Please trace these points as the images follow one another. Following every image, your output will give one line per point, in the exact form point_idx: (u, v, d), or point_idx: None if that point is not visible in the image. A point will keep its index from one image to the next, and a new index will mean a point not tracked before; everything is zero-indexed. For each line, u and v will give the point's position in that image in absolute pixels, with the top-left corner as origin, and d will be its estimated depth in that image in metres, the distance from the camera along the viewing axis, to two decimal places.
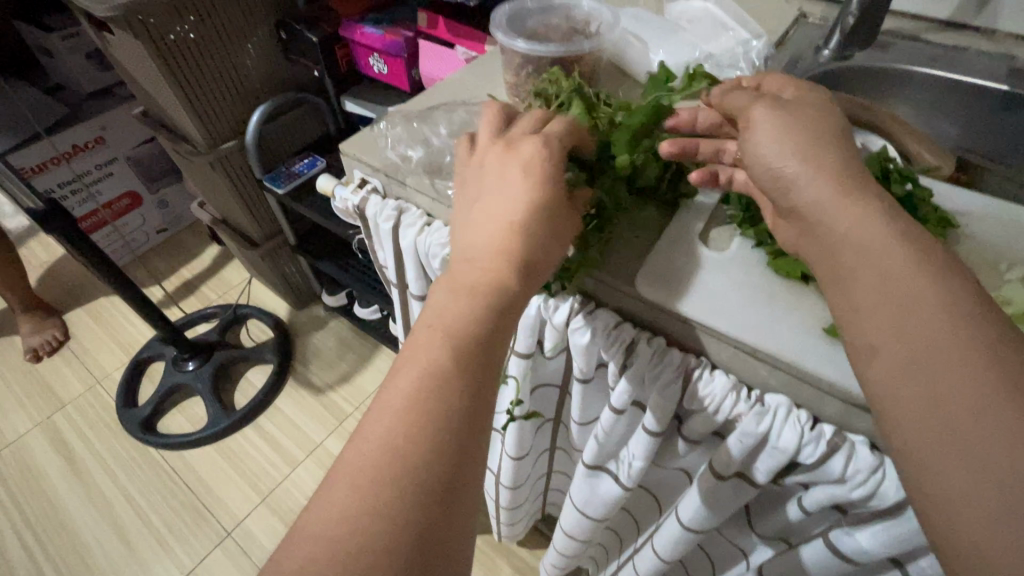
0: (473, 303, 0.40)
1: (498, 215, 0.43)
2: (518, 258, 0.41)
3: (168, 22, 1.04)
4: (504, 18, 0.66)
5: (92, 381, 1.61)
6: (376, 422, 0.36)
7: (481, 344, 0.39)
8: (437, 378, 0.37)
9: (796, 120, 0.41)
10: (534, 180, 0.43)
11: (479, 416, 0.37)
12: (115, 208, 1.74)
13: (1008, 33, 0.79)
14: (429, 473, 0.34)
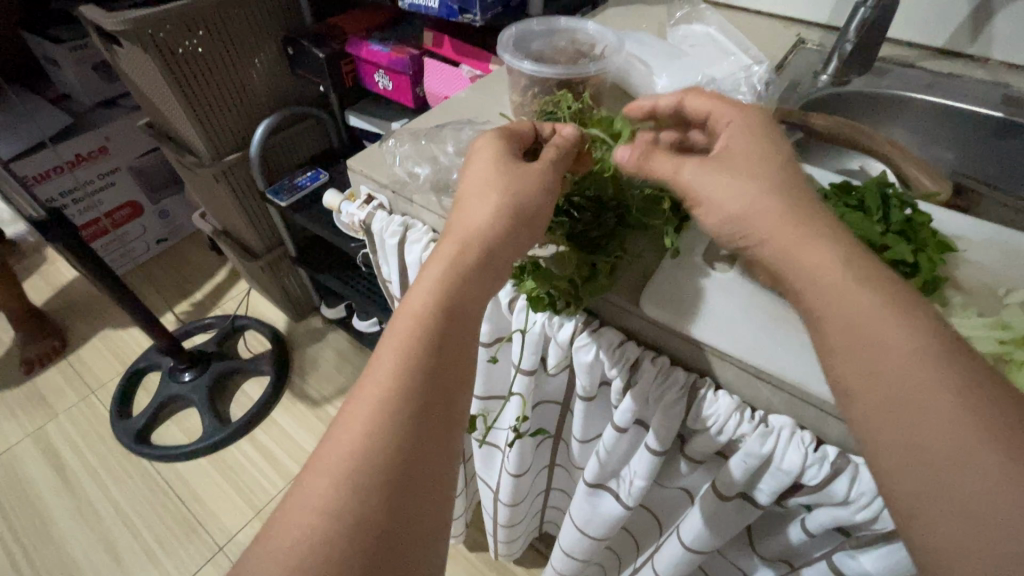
0: (424, 291, 0.42)
1: (456, 208, 0.47)
2: (477, 244, 0.44)
3: (177, 36, 1.05)
4: (511, 40, 0.68)
5: (86, 391, 1.60)
6: (348, 413, 0.38)
7: (433, 329, 0.41)
8: (391, 368, 0.39)
9: (725, 184, 0.42)
10: (488, 171, 0.47)
11: (434, 402, 0.39)
12: (116, 217, 1.74)
13: (1003, 61, 0.81)
14: (386, 460, 0.36)
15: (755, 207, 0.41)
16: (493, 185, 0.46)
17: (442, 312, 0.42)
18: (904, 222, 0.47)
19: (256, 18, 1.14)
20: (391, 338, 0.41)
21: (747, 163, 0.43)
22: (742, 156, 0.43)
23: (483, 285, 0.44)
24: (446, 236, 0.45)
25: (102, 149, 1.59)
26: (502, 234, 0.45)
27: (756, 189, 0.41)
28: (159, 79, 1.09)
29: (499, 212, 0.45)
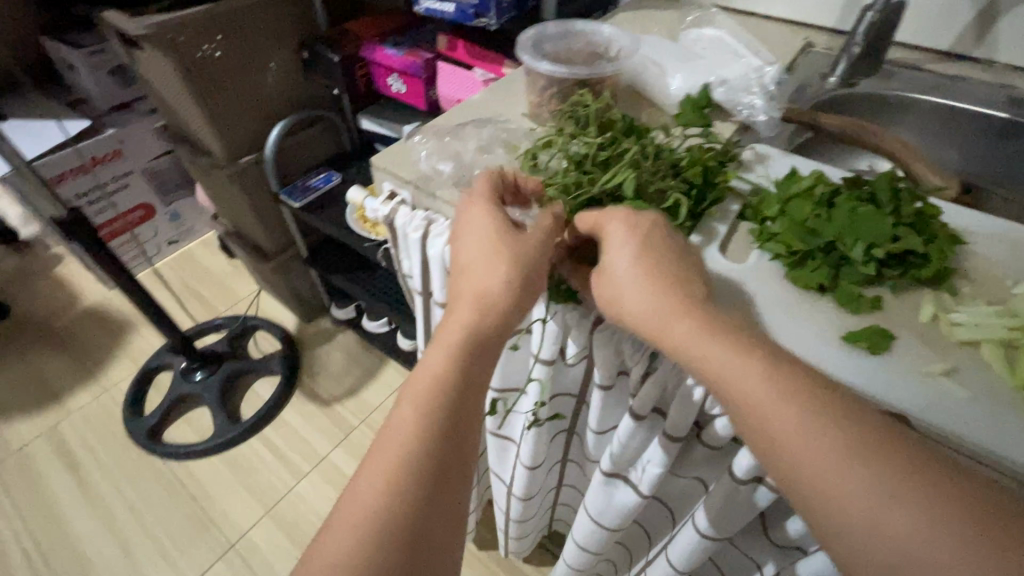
0: (440, 357, 0.47)
1: (460, 277, 0.51)
2: (485, 311, 0.49)
3: (196, 41, 1.08)
4: (528, 42, 0.70)
5: (99, 391, 1.61)
6: (371, 467, 0.42)
7: (449, 393, 0.46)
8: (410, 430, 0.44)
9: (603, 288, 0.48)
10: (492, 239, 0.51)
11: (448, 462, 0.44)
12: (130, 219, 1.77)
13: (1006, 64, 0.83)
14: (405, 515, 0.40)
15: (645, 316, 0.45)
16: (498, 255, 0.50)
17: (455, 378, 0.46)
18: (914, 214, 0.49)
19: (273, 23, 1.17)
20: (409, 401, 0.45)
21: (627, 270, 0.47)
22: (624, 261, 0.47)
23: (489, 351, 0.49)
24: (455, 304, 0.50)
25: (117, 152, 1.60)
26: (506, 300, 0.49)
27: (633, 298, 0.46)
28: (177, 82, 1.12)
29: (507, 282, 0.49)
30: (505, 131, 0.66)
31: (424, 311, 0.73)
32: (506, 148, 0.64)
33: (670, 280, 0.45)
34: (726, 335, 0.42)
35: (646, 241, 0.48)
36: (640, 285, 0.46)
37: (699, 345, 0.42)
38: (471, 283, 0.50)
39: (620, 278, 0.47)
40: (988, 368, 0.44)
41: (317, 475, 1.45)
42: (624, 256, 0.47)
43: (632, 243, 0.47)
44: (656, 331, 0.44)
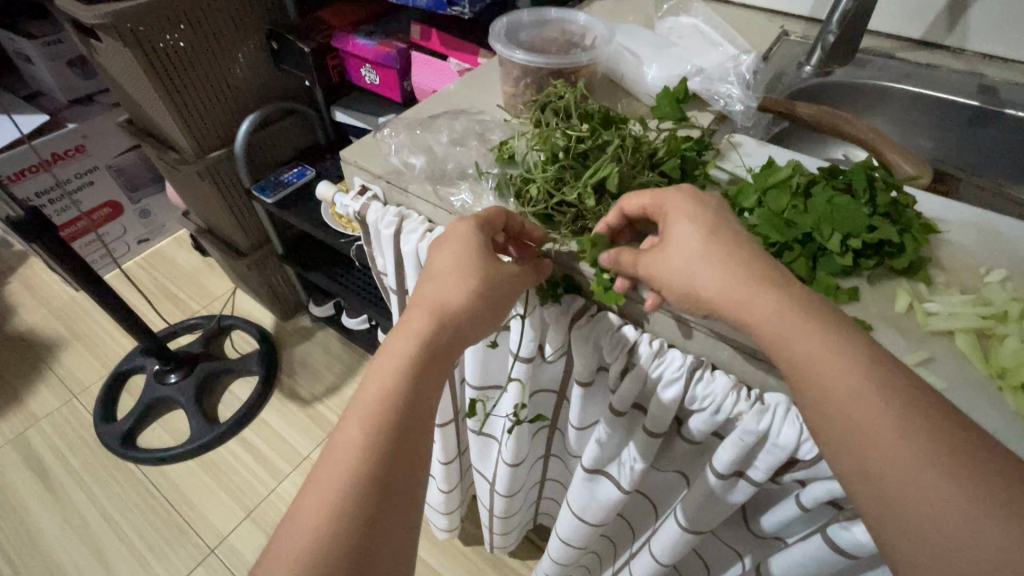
0: (392, 368, 0.45)
1: (424, 285, 0.49)
2: (445, 325, 0.47)
3: (158, 31, 1.03)
4: (502, 31, 0.68)
5: (69, 396, 1.56)
6: (314, 485, 0.40)
7: (399, 408, 0.43)
8: (357, 448, 0.41)
9: (675, 271, 0.44)
10: (459, 253, 0.49)
11: (396, 480, 0.42)
12: (96, 217, 1.70)
13: (976, 52, 0.83)
14: (344, 540, 0.38)
15: (698, 285, 0.43)
16: (465, 267, 0.48)
17: (407, 392, 0.44)
18: (889, 203, 0.49)
19: (238, 12, 1.12)
20: (357, 415, 0.43)
21: (700, 249, 0.43)
22: (694, 241, 0.44)
23: (445, 363, 0.47)
24: (414, 311, 0.48)
25: (80, 148, 1.54)
26: (469, 313, 0.48)
27: (709, 278, 0.42)
28: (140, 74, 1.07)
29: (471, 295, 0.48)
30: (479, 123, 0.64)
31: (400, 309, 0.71)
32: (481, 140, 0.63)
33: (746, 258, 0.42)
34: (809, 309, 0.40)
35: (713, 217, 0.45)
36: (715, 263, 0.42)
37: (780, 321, 0.40)
38: (434, 295, 0.48)
39: (694, 257, 0.43)
40: (961, 356, 0.44)
41: (299, 475, 1.42)
42: (694, 234, 0.44)
43: (698, 220, 0.45)
44: (737, 306, 0.41)
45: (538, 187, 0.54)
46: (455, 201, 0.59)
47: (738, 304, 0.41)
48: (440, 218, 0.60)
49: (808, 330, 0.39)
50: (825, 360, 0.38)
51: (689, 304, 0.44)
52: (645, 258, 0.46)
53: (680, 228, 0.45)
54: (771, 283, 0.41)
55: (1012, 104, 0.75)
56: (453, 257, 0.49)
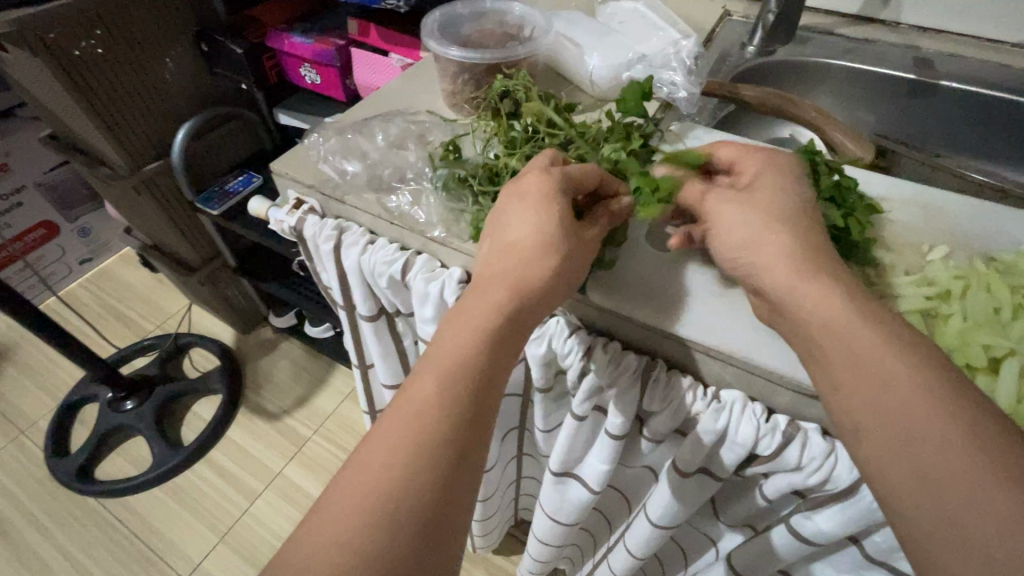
0: (468, 335, 0.40)
1: (500, 249, 0.44)
2: (524, 293, 0.42)
3: (72, 37, 0.94)
4: (436, 25, 0.65)
5: (15, 432, 1.46)
6: (382, 447, 0.37)
7: (473, 379, 0.39)
8: (428, 411, 0.37)
9: (742, 221, 0.43)
10: (540, 211, 0.43)
11: (467, 454, 0.37)
12: (28, 241, 1.59)
13: (911, 25, 0.85)
14: (416, 511, 0.35)
15: (761, 236, 0.42)
16: (546, 233, 0.43)
17: (483, 363, 0.40)
18: (832, 187, 0.48)
19: (162, 13, 1.04)
20: (430, 376, 0.39)
21: (776, 212, 0.43)
22: (776, 205, 0.44)
23: (520, 341, 0.42)
24: (491, 277, 0.43)
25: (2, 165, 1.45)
26: (549, 289, 0.42)
27: (778, 242, 0.42)
28: (55, 86, 0.98)
29: (554, 267, 0.42)
30: (416, 124, 0.60)
31: (351, 324, 0.67)
32: (420, 142, 0.59)
33: (815, 235, 0.43)
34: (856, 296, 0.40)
35: (804, 197, 0.45)
36: (788, 229, 0.42)
37: (840, 302, 0.39)
38: (509, 256, 0.43)
39: (766, 216, 0.43)
40: None
41: (273, 493, 1.37)
42: (777, 200, 0.44)
43: (787, 189, 0.45)
44: (804, 270, 0.40)
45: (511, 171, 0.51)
46: (394, 208, 0.56)
47: (799, 273, 0.40)
48: (381, 228, 0.57)
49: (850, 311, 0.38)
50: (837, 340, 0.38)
51: (737, 253, 0.43)
52: (712, 198, 0.46)
53: (766, 189, 0.45)
54: (826, 268, 0.41)
55: (948, 76, 0.77)
56: (531, 220, 0.44)
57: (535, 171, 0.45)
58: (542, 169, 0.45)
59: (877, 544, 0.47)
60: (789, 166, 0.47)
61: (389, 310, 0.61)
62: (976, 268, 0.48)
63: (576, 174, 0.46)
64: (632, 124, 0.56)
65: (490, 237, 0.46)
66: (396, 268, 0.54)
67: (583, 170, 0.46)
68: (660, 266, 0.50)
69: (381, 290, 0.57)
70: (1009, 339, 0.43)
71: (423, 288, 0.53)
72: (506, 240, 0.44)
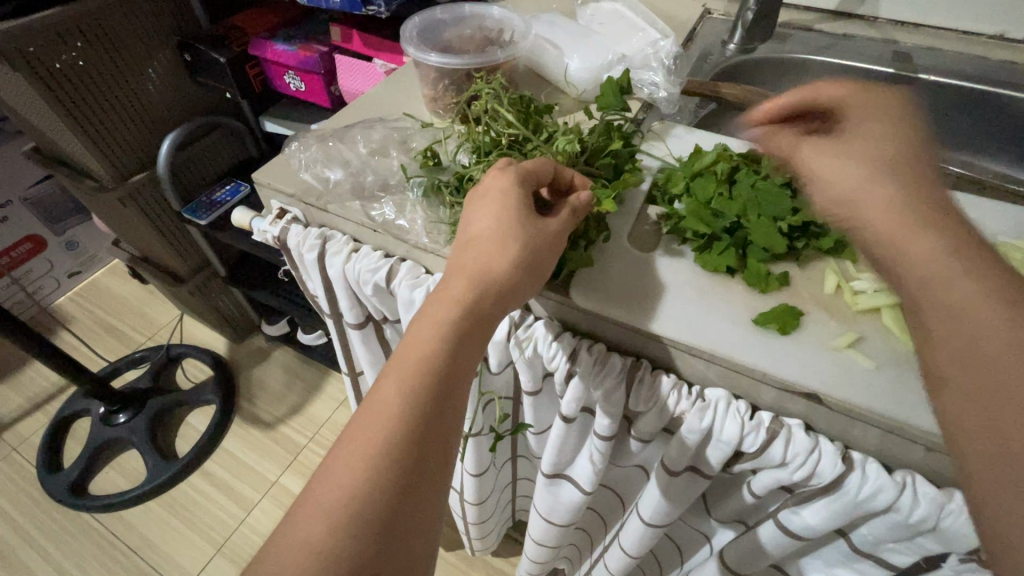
0: (429, 329, 0.40)
1: (463, 247, 0.44)
2: (486, 284, 0.42)
3: (52, 50, 0.94)
4: (415, 31, 0.65)
5: (7, 449, 1.45)
6: (349, 445, 0.37)
7: (437, 370, 0.39)
8: (392, 409, 0.38)
9: (838, 169, 0.40)
10: (498, 207, 0.44)
11: (432, 450, 0.38)
12: (14, 255, 1.57)
13: (888, 20, 0.85)
14: (380, 506, 0.35)
15: (856, 185, 0.39)
16: (508, 228, 0.43)
17: (446, 359, 0.40)
18: None
19: (144, 23, 1.04)
20: (392, 376, 0.39)
21: (882, 162, 0.39)
22: (874, 151, 0.40)
23: (486, 330, 0.42)
24: (453, 274, 0.43)
25: None
26: (512, 283, 0.42)
27: (878, 192, 0.38)
28: (36, 100, 0.97)
29: (515, 261, 0.42)
30: (397, 130, 0.60)
31: (339, 332, 0.67)
32: (402, 148, 0.59)
33: (927, 186, 0.38)
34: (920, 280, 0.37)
35: (898, 140, 0.41)
36: (895, 182, 0.38)
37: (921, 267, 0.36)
38: (470, 248, 0.43)
39: (870, 167, 0.39)
40: (890, 333, 0.45)
41: (269, 502, 1.36)
42: (884, 152, 0.39)
43: (892, 141, 0.40)
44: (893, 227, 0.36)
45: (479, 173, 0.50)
46: (377, 216, 0.55)
47: (909, 226, 0.36)
48: (365, 236, 0.57)
49: (961, 265, 0.34)
50: (940, 287, 0.34)
51: (838, 208, 0.40)
52: (806, 147, 0.43)
53: (864, 139, 0.41)
54: (941, 214, 0.36)
55: (924, 69, 0.78)
56: (491, 217, 0.44)
57: (492, 171, 0.46)
58: (501, 167, 0.46)
59: (864, 536, 0.47)
60: (888, 117, 0.42)
61: (377, 317, 0.61)
62: None
63: (533, 172, 0.46)
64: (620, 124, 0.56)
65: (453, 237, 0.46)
66: (380, 275, 0.54)
67: (539, 165, 0.47)
68: (643, 265, 0.50)
69: (366, 297, 0.57)
70: None
71: (407, 295, 0.53)
72: (467, 235, 0.44)
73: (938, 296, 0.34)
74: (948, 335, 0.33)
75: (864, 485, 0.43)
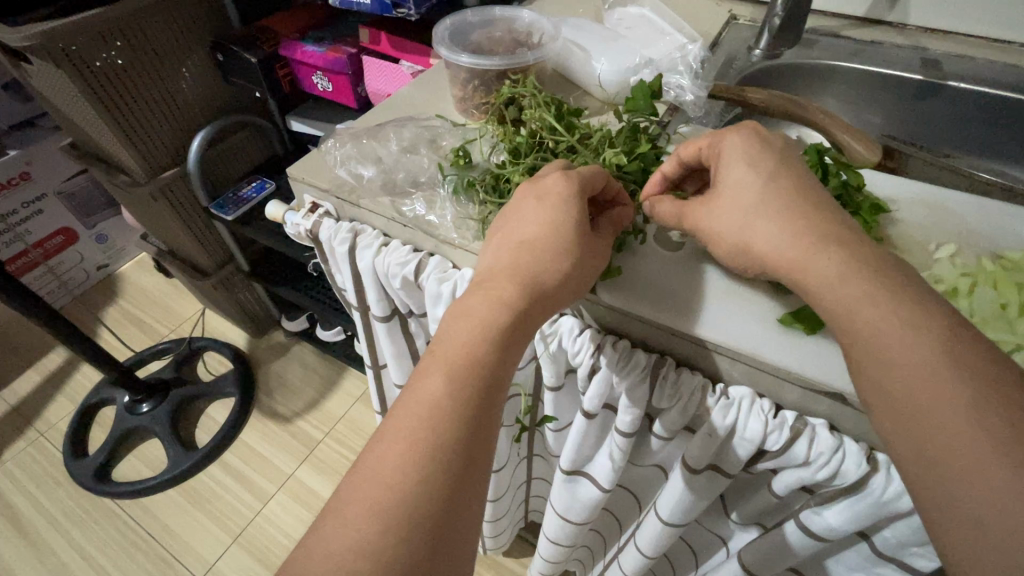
0: (476, 329, 0.41)
1: (510, 250, 0.45)
2: (531, 289, 0.43)
3: (94, 49, 0.98)
4: (446, 33, 0.67)
5: (35, 434, 1.49)
6: (394, 441, 0.38)
7: (484, 370, 0.40)
8: (439, 407, 0.39)
9: (727, 227, 0.44)
10: (546, 213, 0.45)
11: (476, 451, 0.39)
12: (48, 247, 1.62)
13: (918, 27, 0.85)
14: (428, 505, 0.36)
15: (748, 237, 0.43)
16: (555, 235, 0.44)
17: (493, 361, 0.41)
18: (838, 188, 0.49)
19: (180, 24, 1.07)
20: (438, 374, 0.40)
21: (761, 207, 0.43)
22: (750, 197, 0.43)
23: (529, 335, 0.43)
24: (499, 275, 0.44)
25: (24, 175, 1.47)
26: (557, 290, 0.44)
27: (768, 236, 0.42)
28: (78, 97, 1.01)
29: (562, 268, 0.44)
30: (428, 129, 0.62)
31: (365, 325, 0.69)
32: (432, 146, 0.60)
33: (810, 214, 0.42)
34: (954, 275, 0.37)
35: (768, 170, 0.44)
36: (773, 219, 0.42)
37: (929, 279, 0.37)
38: (516, 252, 0.44)
39: (750, 216, 0.43)
40: None
41: (285, 494, 1.38)
42: (750, 192, 0.44)
43: (755, 176, 0.44)
44: (793, 269, 0.41)
45: (518, 175, 0.51)
46: (407, 211, 0.57)
47: (795, 265, 0.41)
48: (394, 230, 0.59)
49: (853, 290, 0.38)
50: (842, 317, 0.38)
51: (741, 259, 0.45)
52: (691, 212, 0.47)
53: (735, 185, 0.44)
54: (834, 240, 0.40)
55: (954, 77, 0.77)
56: (539, 221, 0.45)
57: (549, 175, 0.46)
58: (555, 171, 0.47)
59: (886, 539, 0.47)
60: (746, 149, 0.45)
61: (402, 311, 0.63)
62: (983, 267, 0.48)
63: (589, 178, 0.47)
64: (649, 128, 0.57)
65: (496, 238, 0.47)
66: (409, 269, 0.56)
67: (592, 171, 0.47)
68: (673, 262, 0.51)
69: (394, 291, 0.59)
70: (1013, 334, 0.43)
71: (435, 288, 0.54)
72: (512, 238, 0.45)
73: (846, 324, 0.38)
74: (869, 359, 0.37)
75: (888, 487, 0.43)
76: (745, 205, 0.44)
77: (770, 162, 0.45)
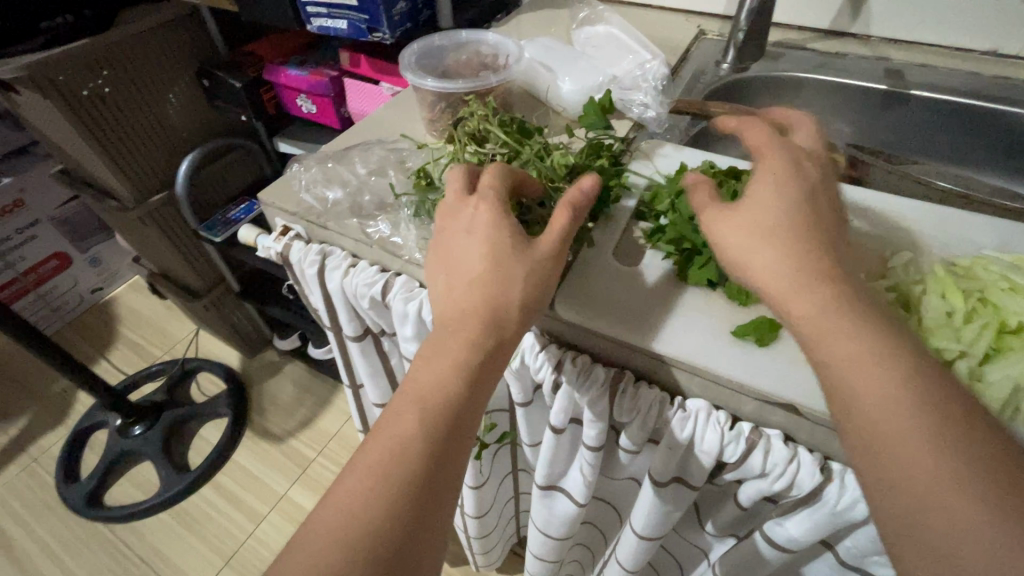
0: (445, 364, 0.42)
1: (466, 283, 0.45)
2: (494, 322, 0.43)
3: (81, 78, 1.00)
4: (413, 58, 0.68)
5: (28, 460, 1.49)
6: (361, 473, 0.38)
7: (452, 404, 0.41)
8: (407, 439, 0.39)
9: (735, 237, 0.42)
10: (491, 242, 0.45)
11: (442, 483, 0.39)
12: (40, 273, 1.64)
13: (881, 38, 0.87)
14: (393, 536, 0.36)
15: (749, 253, 0.41)
16: (507, 267, 0.44)
17: (461, 395, 0.41)
18: None
19: (166, 52, 1.10)
20: (409, 408, 0.40)
21: (778, 234, 0.41)
22: (776, 220, 0.41)
23: (497, 370, 0.43)
24: (463, 309, 0.44)
25: (17, 203, 1.50)
26: (519, 321, 0.44)
27: (769, 260, 0.40)
28: (65, 125, 1.03)
29: (523, 299, 0.44)
30: (395, 152, 0.63)
31: (340, 344, 0.69)
32: (399, 168, 0.61)
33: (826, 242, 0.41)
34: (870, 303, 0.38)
35: (803, 202, 0.43)
36: (780, 245, 0.40)
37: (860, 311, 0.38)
38: (473, 284, 0.44)
39: (767, 237, 0.41)
40: None
41: (278, 515, 1.38)
42: (772, 213, 0.42)
43: (779, 201, 0.42)
44: (781, 298, 0.40)
45: None
46: (373, 233, 0.58)
47: (788, 291, 0.39)
48: (363, 251, 0.59)
49: (843, 320, 0.38)
50: None
51: (734, 271, 0.43)
52: (710, 214, 0.44)
53: (766, 204, 0.42)
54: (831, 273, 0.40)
55: (917, 86, 0.78)
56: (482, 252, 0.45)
57: (473, 203, 0.47)
58: (482, 199, 0.47)
59: (849, 548, 0.48)
60: (784, 174, 0.44)
61: (375, 330, 0.63)
62: (933, 273, 0.49)
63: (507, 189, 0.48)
64: (609, 146, 0.58)
65: (449, 265, 0.46)
66: (377, 290, 0.56)
67: (489, 174, 0.48)
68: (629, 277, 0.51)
69: (364, 311, 0.60)
70: (961, 341, 0.43)
71: (401, 308, 0.55)
72: (466, 270, 0.45)
73: (824, 356, 0.37)
74: (884, 369, 0.36)
75: (843, 496, 0.43)
76: (764, 221, 0.42)
77: (806, 194, 0.43)
